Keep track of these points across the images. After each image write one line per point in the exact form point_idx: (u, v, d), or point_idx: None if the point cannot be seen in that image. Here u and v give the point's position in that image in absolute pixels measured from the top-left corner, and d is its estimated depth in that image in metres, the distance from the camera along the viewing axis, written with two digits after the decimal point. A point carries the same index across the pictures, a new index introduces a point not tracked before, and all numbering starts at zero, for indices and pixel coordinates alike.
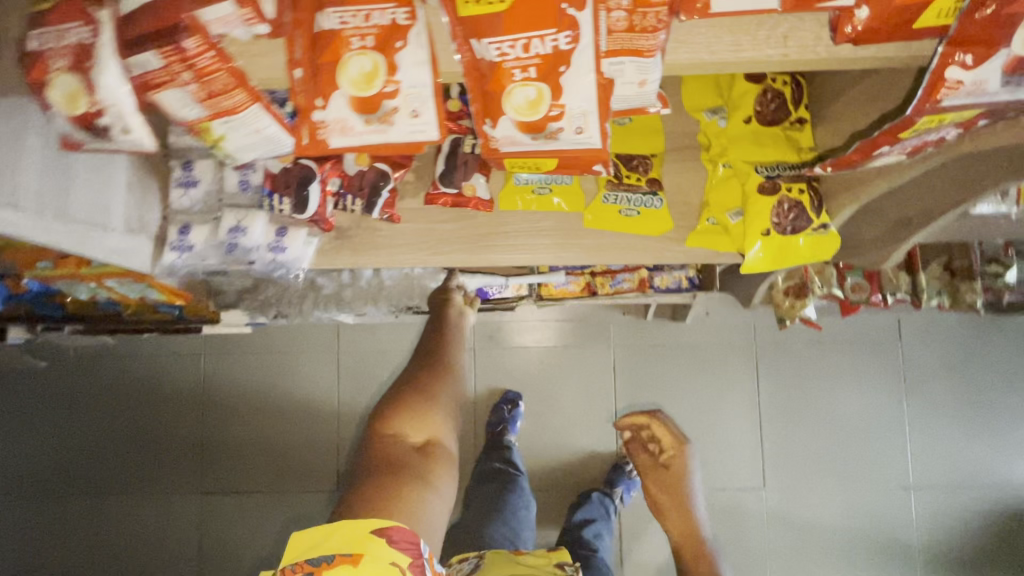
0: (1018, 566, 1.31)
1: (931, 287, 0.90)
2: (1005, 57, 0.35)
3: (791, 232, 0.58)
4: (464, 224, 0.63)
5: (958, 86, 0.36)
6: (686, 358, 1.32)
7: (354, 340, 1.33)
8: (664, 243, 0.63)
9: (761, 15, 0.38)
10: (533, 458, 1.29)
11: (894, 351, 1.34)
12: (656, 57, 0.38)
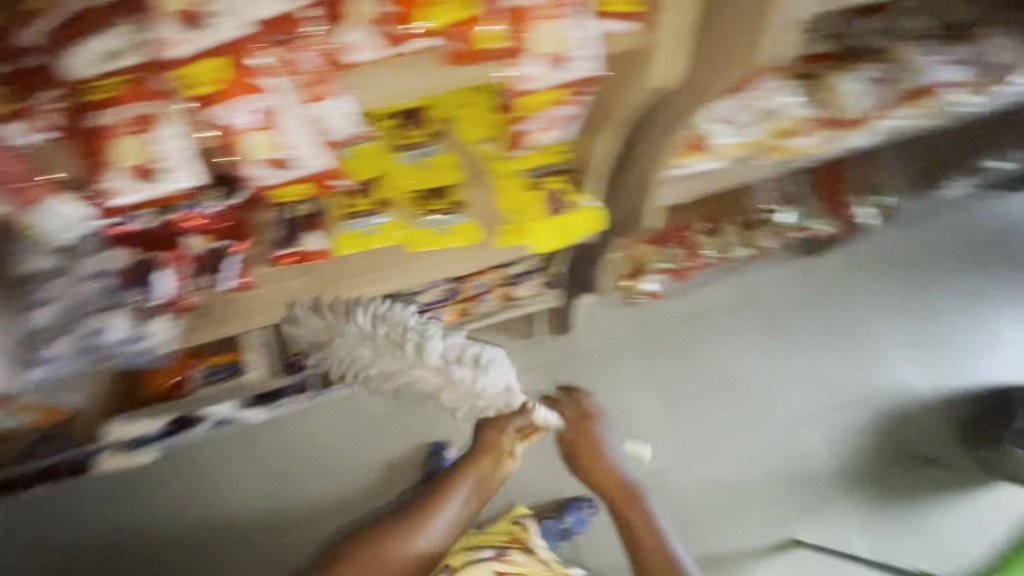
0: (896, 448, 2.03)
1: (734, 241, 1.48)
2: (536, 59, 0.61)
3: (562, 214, 0.95)
4: (312, 274, 0.96)
5: (523, 76, 0.64)
6: (586, 359, 1.95)
7: (335, 416, 1.85)
8: (476, 247, 0.98)
9: (415, 56, 0.57)
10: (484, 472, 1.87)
11: (753, 305, 2.08)
12: (342, 98, 0.57)
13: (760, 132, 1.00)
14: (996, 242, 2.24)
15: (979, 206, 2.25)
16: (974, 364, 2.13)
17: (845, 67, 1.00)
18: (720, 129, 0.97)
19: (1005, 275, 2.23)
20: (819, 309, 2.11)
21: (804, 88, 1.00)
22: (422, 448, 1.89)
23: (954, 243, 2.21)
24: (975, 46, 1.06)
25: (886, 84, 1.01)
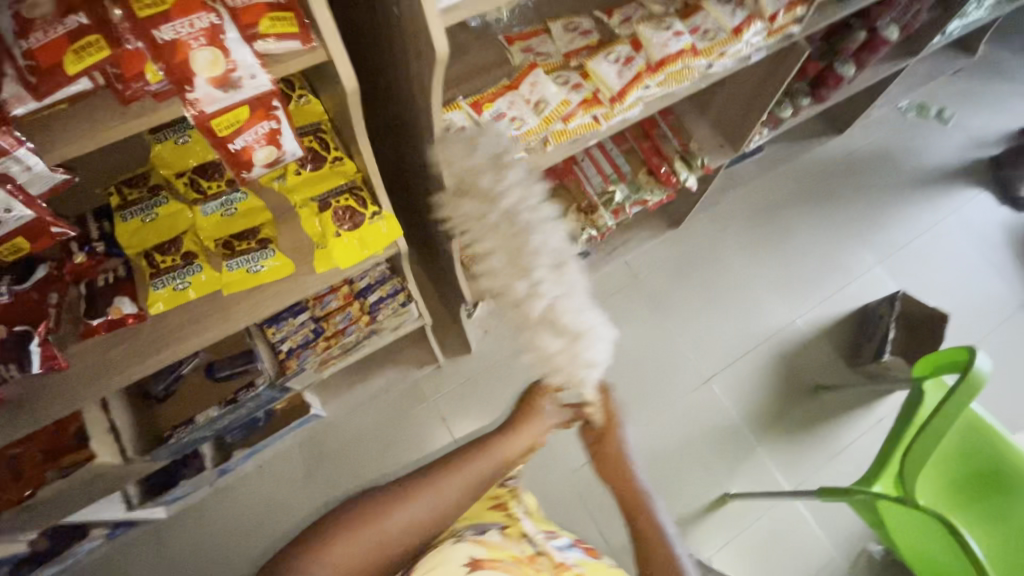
0: (799, 382, 2.16)
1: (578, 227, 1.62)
2: (205, 82, 0.70)
3: (358, 227, 0.99)
4: (131, 338, 0.95)
5: (198, 100, 0.71)
6: (488, 370, 1.98)
7: (280, 460, 1.82)
8: (295, 277, 1.01)
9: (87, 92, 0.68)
10: None
11: (637, 286, 2.22)
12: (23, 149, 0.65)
13: (535, 120, 1.12)
14: (838, 180, 2.48)
15: (815, 151, 2.51)
16: (848, 293, 2.30)
17: (595, 55, 1.17)
18: (498, 126, 1.11)
19: (854, 207, 2.45)
20: (699, 274, 2.26)
21: (564, 79, 1.16)
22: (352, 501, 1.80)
23: (802, 189, 2.44)
24: (701, 13, 1.22)
25: (629, 62, 1.16)
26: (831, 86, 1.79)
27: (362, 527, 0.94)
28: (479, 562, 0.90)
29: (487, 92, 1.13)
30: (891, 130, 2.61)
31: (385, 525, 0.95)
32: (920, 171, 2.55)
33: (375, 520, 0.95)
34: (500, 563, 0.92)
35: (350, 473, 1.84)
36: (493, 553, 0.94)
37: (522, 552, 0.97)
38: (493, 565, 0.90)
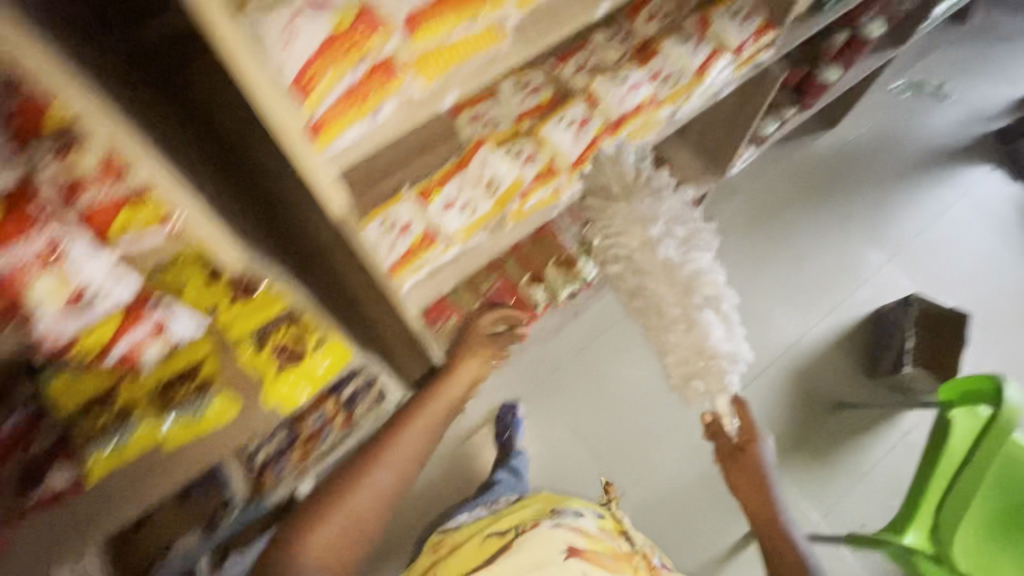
0: (819, 399, 2.03)
1: (558, 282, 1.51)
2: (65, 305, 0.69)
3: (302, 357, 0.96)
4: (49, 524, 0.78)
5: (55, 315, 0.69)
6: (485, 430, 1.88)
7: None
8: (247, 416, 0.90)
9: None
10: None
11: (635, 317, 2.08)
12: None
13: (490, 203, 1.02)
14: (838, 173, 2.33)
15: (810, 144, 2.34)
16: (860, 297, 2.16)
17: (547, 120, 1.06)
18: (449, 217, 1.00)
19: (857, 202, 2.29)
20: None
21: (514, 150, 1.04)
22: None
23: (800, 188, 2.28)
24: (660, 56, 1.10)
25: (585, 126, 1.06)
26: (817, 93, 1.67)
27: (331, 514, 0.88)
28: (578, 552, 1.13)
29: (431, 178, 1.02)
30: (888, 110, 2.44)
31: (352, 505, 0.90)
32: (923, 152, 2.39)
33: (341, 504, 0.90)
34: (597, 555, 1.14)
35: None
36: (592, 544, 1.17)
37: (619, 548, 1.21)
38: (594, 557, 1.12)
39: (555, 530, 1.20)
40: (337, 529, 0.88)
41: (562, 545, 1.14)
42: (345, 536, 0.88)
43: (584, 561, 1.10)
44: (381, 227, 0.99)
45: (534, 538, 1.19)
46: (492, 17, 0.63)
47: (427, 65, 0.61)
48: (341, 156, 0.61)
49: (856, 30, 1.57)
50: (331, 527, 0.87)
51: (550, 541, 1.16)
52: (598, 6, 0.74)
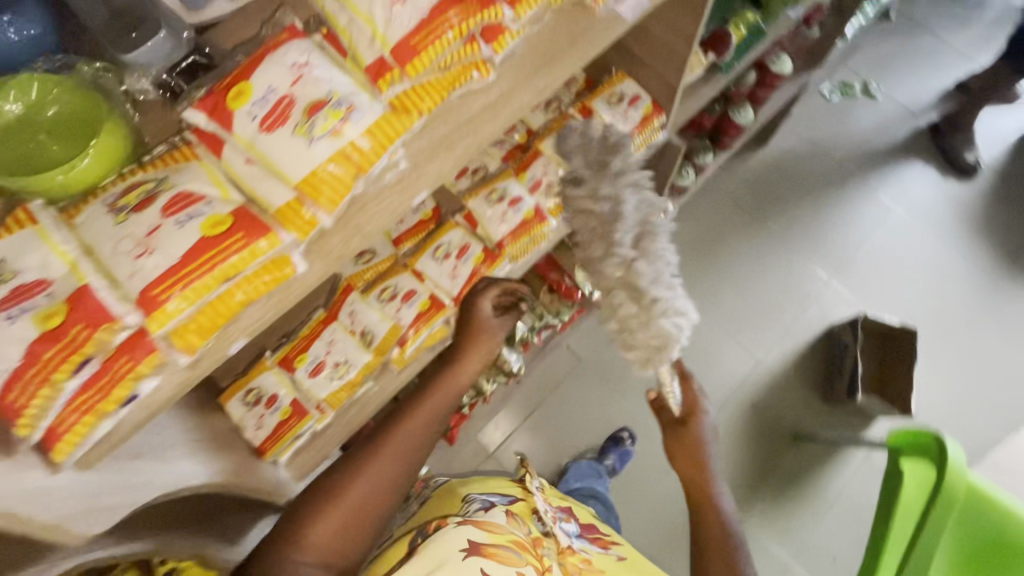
0: (772, 434, 1.98)
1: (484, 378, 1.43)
2: None
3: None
4: None
5: None
6: None
7: None
8: None
9: None
10: None
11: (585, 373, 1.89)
12: None
13: (365, 356, 0.91)
14: (775, 190, 2.26)
15: (743, 164, 2.27)
16: (808, 318, 2.09)
17: (423, 251, 0.96)
18: (318, 382, 0.89)
19: (799, 218, 2.22)
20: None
21: (384, 292, 0.94)
22: None
23: (738, 213, 2.22)
24: (536, 161, 0.99)
25: (463, 254, 0.94)
26: (734, 135, 1.60)
27: (338, 509, 0.67)
28: (480, 549, 0.67)
29: (297, 339, 0.91)
30: (819, 118, 2.37)
31: (359, 491, 0.69)
32: (860, 156, 2.32)
33: (346, 497, 0.68)
34: (504, 553, 0.69)
35: None
36: (497, 538, 0.71)
37: (525, 535, 0.75)
38: (498, 556, 0.68)
39: (451, 530, 0.71)
40: (340, 526, 0.67)
41: (458, 545, 0.69)
42: (354, 536, 0.67)
43: (488, 562, 0.66)
44: (246, 401, 0.88)
45: (425, 550, 0.68)
46: (264, 258, 0.51)
47: (186, 336, 0.49)
48: (53, 498, 0.46)
49: (763, 69, 1.50)
50: (335, 523, 0.67)
51: (445, 545, 0.68)
52: (417, 193, 0.60)
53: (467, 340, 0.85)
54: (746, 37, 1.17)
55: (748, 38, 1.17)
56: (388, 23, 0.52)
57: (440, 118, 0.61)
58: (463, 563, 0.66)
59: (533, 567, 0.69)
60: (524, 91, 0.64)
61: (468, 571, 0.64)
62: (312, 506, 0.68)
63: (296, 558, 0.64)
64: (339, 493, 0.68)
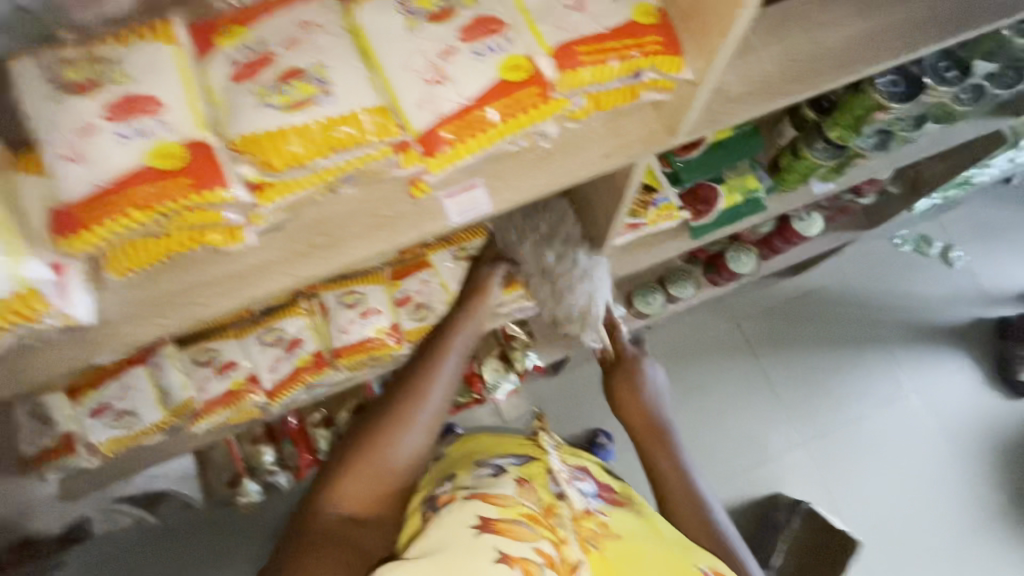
0: None
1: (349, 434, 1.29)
2: None
3: None
4: None
5: None
6: None
7: None
8: None
9: None
10: None
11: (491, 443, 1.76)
12: None
13: (155, 415, 0.84)
14: (789, 329, 1.98)
15: (766, 289, 1.99)
16: (760, 475, 1.85)
17: (258, 327, 0.86)
18: (96, 425, 0.83)
19: (796, 369, 1.95)
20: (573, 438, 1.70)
21: (204, 353, 0.86)
22: None
23: (736, 339, 1.95)
24: (422, 272, 0.87)
25: (292, 349, 0.86)
26: (725, 277, 1.36)
27: (375, 457, 0.62)
28: (493, 525, 0.52)
29: (98, 369, 0.84)
30: (875, 269, 2.05)
31: (393, 434, 0.63)
32: (900, 328, 2.00)
33: (376, 447, 0.63)
34: (518, 524, 0.53)
35: None
36: (507, 510, 0.54)
37: (537, 505, 0.58)
38: (514, 531, 0.52)
39: (457, 504, 0.55)
40: (369, 480, 0.62)
41: (465, 524, 0.52)
42: (389, 484, 0.62)
43: (500, 539, 0.51)
44: (31, 412, 0.83)
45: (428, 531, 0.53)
46: None
47: None
48: None
49: (784, 219, 1.27)
50: (371, 471, 0.62)
51: (449, 529, 0.52)
52: (102, 354, 0.49)
53: (480, 290, 0.81)
54: (740, 205, 0.97)
55: (742, 205, 0.97)
56: (55, 186, 0.41)
57: (170, 272, 0.51)
58: (471, 544, 0.50)
59: (550, 541, 0.53)
60: (285, 270, 0.51)
61: (479, 552, 0.49)
62: (343, 461, 0.63)
63: (335, 511, 0.60)
64: (373, 437, 0.63)
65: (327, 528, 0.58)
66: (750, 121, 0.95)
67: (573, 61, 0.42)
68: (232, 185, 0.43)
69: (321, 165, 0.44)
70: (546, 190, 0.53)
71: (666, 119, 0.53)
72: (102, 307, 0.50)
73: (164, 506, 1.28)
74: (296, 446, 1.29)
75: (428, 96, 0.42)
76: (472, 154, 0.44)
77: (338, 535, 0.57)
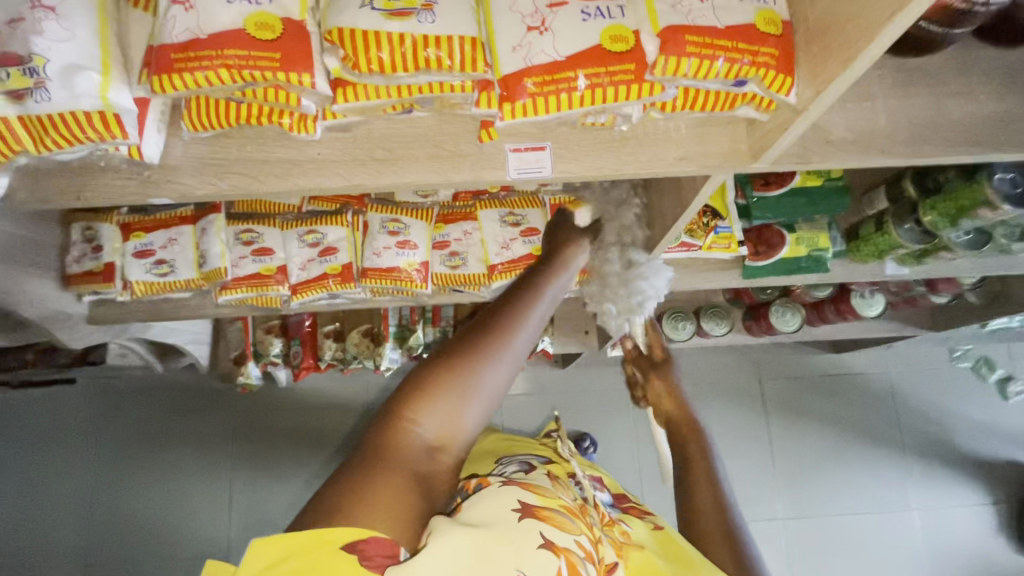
0: None
1: (353, 351, 1.34)
2: None
3: None
4: None
5: None
6: (247, 419, 1.71)
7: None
8: None
9: None
10: (107, 521, 1.67)
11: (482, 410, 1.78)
12: None
13: (188, 274, 0.90)
14: (810, 404, 1.89)
15: (799, 356, 1.91)
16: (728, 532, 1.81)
17: (302, 224, 0.90)
18: (135, 265, 0.90)
19: (804, 446, 1.87)
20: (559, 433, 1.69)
21: (246, 232, 0.90)
22: (48, 479, 1.69)
23: (752, 395, 1.89)
24: (466, 223, 0.90)
25: (325, 255, 0.88)
26: (763, 329, 1.31)
27: (463, 386, 0.51)
28: (536, 511, 0.52)
29: (152, 217, 0.92)
30: (922, 375, 1.92)
31: (490, 370, 0.51)
32: (924, 442, 1.89)
33: (465, 380, 0.51)
34: (558, 515, 0.54)
35: (59, 455, 1.70)
36: (549, 501, 0.55)
37: (573, 502, 0.59)
38: (555, 520, 0.52)
39: (497, 486, 0.55)
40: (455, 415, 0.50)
41: (508, 506, 0.52)
42: (469, 423, 0.51)
43: (545, 526, 0.51)
44: (85, 233, 0.90)
45: (470, 507, 0.52)
46: None
47: None
48: None
49: (844, 289, 1.21)
50: (456, 403, 0.50)
51: (490, 506, 0.52)
52: (157, 195, 0.53)
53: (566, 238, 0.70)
54: (804, 259, 0.91)
55: (806, 260, 0.91)
56: (161, 27, 0.44)
57: (238, 141, 0.53)
58: (517, 526, 0.50)
59: (587, 537, 0.54)
60: (340, 172, 0.53)
61: (526, 534, 0.49)
62: (427, 382, 0.51)
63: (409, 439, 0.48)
64: (464, 365, 0.51)
65: (401, 459, 0.48)
66: (844, 178, 0.91)
67: (680, 49, 0.40)
68: (315, 74, 0.45)
69: (403, 80, 0.44)
70: (610, 175, 0.52)
71: (755, 140, 0.51)
72: (170, 151, 0.52)
73: (172, 360, 1.37)
74: (303, 348, 1.35)
75: (524, 42, 0.42)
76: (547, 113, 0.43)
77: (411, 468, 0.48)
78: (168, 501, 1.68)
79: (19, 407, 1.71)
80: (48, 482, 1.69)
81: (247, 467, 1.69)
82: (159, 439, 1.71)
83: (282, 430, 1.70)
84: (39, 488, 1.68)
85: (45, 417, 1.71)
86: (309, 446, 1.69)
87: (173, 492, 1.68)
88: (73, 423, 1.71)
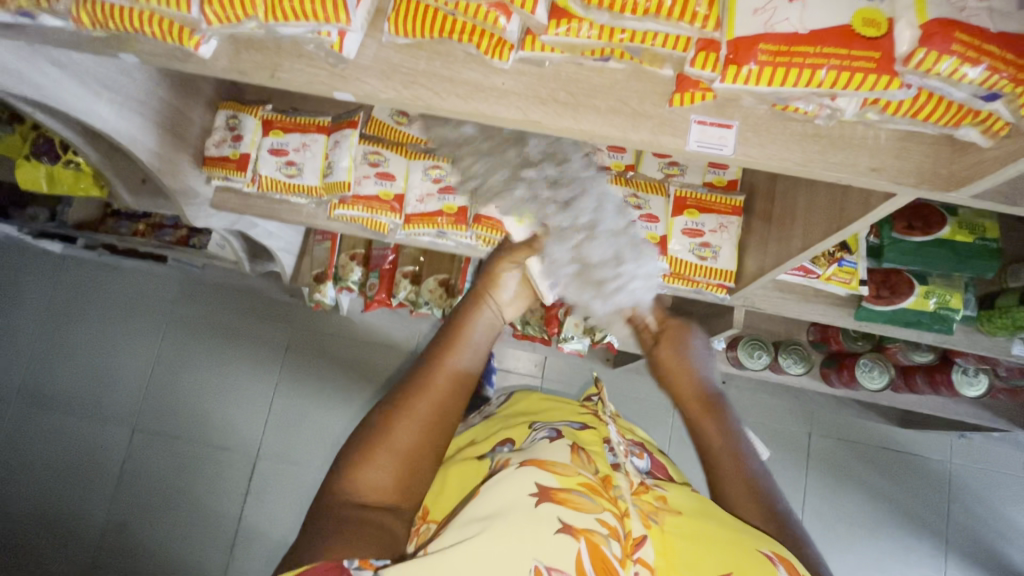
0: None
1: (424, 298, 1.35)
2: None
3: (51, 163, 1.04)
4: None
5: None
6: (305, 336, 1.78)
7: (91, 272, 1.86)
8: (29, 185, 1.07)
9: None
10: (161, 396, 1.79)
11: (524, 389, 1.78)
12: None
13: (312, 180, 0.93)
14: (859, 473, 1.72)
15: (859, 421, 1.74)
16: None
17: (427, 158, 0.94)
18: (268, 160, 0.93)
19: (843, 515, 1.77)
20: None
21: (375, 152, 0.93)
22: (120, 344, 1.82)
23: (798, 448, 1.72)
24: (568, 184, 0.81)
25: (444, 193, 0.92)
26: (841, 380, 1.24)
27: (398, 438, 0.56)
28: (554, 494, 0.50)
29: (295, 119, 0.96)
30: (997, 477, 1.71)
31: (421, 417, 0.57)
32: (983, 553, 1.68)
33: (393, 440, 0.56)
34: (577, 496, 0.51)
35: (134, 325, 1.83)
36: (567, 481, 0.52)
37: (595, 477, 0.55)
38: (574, 502, 0.50)
39: (506, 470, 0.53)
40: (392, 472, 0.55)
41: (524, 490, 0.50)
42: (410, 467, 0.56)
43: (562, 509, 0.49)
44: (228, 120, 0.94)
45: (483, 494, 0.50)
46: (166, 15, 0.51)
47: (80, 12, 0.53)
48: None
49: (946, 359, 1.13)
50: (384, 466, 0.55)
51: (505, 492, 0.50)
52: (343, 89, 0.54)
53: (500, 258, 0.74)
54: (928, 313, 0.86)
55: (929, 315, 0.86)
56: None
57: (429, 55, 0.54)
58: (534, 512, 0.48)
59: (610, 513, 0.51)
60: (520, 106, 0.52)
61: (543, 520, 0.47)
62: (358, 450, 0.56)
63: (352, 507, 0.53)
64: (396, 419, 0.57)
65: (348, 513, 0.52)
66: (998, 242, 0.84)
67: (945, 45, 0.39)
68: (538, 2, 0.47)
69: (628, 23, 0.45)
70: (795, 169, 0.49)
71: (959, 168, 0.47)
72: (364, 52, 0.54)
73: (258, 265, 1.44)
74: (379, 282, 1.37)
75: (768, 7, 0.43)
76: (770, 85, 0.44)
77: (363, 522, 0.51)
78: (216, 392, 1.78)
79: (108, 274, 1.85)
80: (121, 347, 1.82)
81: (294, 383, 1.76)
82: (222, 334, 1.80)
83: (335, 355, 1.76)
84: (112, 350, 1.82)
85: (132, 287, 1.85)
86: (356, 377, 1.75)
87: (223, 386, 1.78)
88: (152, 299, 1.84)
